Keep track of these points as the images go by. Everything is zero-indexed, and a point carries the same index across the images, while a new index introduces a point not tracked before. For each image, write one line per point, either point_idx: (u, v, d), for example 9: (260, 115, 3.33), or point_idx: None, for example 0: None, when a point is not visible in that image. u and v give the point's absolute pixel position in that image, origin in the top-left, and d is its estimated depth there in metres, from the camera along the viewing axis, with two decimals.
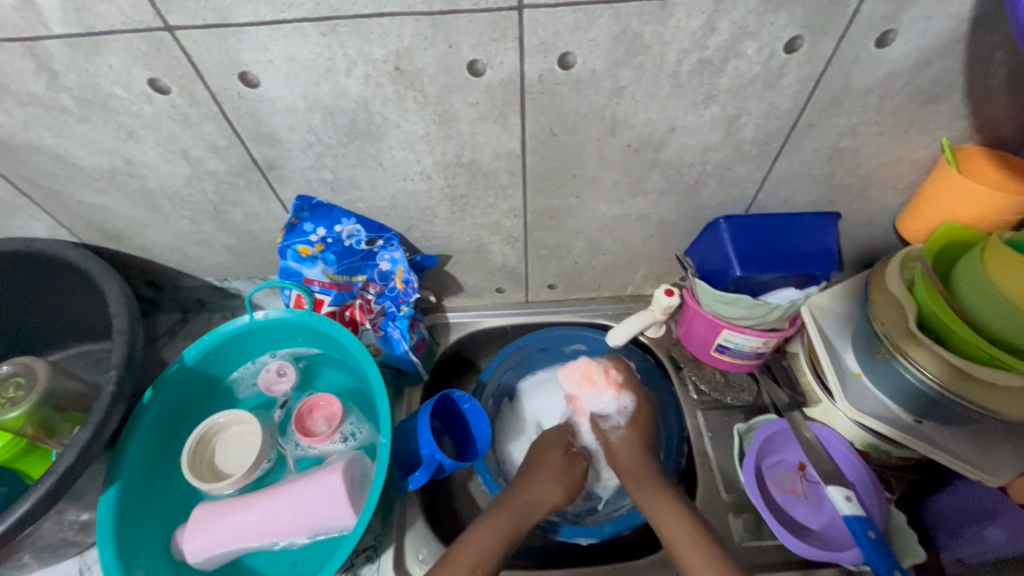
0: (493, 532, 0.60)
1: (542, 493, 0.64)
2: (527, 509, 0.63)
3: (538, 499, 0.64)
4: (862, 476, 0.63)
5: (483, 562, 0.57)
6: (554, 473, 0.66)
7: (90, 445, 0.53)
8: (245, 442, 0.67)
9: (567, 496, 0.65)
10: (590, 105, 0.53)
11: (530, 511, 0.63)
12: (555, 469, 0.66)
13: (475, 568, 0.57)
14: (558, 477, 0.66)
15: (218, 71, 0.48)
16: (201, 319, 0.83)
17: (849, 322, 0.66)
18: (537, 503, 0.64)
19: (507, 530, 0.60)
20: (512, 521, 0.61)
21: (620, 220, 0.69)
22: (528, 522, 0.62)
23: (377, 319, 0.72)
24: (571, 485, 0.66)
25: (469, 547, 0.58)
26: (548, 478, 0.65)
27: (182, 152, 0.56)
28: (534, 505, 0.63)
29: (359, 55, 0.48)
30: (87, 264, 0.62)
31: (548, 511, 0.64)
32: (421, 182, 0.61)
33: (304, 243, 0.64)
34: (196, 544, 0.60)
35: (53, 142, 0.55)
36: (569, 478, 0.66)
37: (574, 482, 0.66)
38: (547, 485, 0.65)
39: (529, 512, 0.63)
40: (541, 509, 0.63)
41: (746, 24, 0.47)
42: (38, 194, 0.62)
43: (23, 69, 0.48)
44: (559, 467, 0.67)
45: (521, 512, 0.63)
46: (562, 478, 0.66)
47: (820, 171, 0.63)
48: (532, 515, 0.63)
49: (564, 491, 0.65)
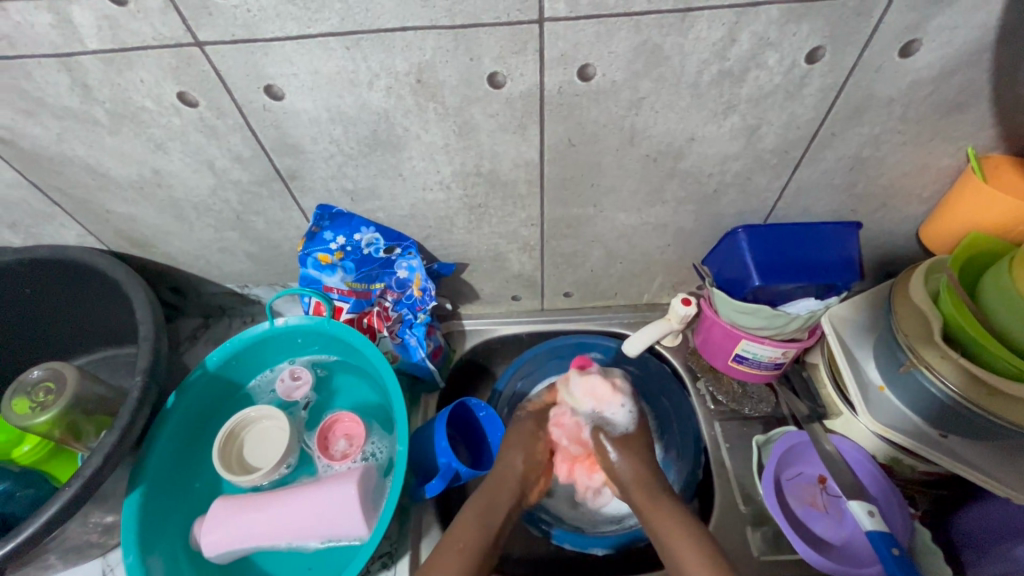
0: (472, 512, 0.58)
1: (507, 463, 0.62)
2: (500, 484, 0.60)
3: (502, 471, 0.61)
4: (887, 492, 0.63)
5: (468, 539, 0.55)
6: (515, 442, 0.63)
7: (115, 450, 0.54)
8: (273, 438, 0.68)
9: (534, 459, 0.63)
10: (609, 115, 0.54)
11: (503, 482, 0.61)
12: (510, 441, 0.64)
13: (461, 547, 0.55)
14: (518, 445, 0.63)
15: (245, 84, 0.50)
16: (221, 324, 0.85)
17: (871, 330, 0.66)
18: (508, 470, 0.61)
19: (485, 509, 0.58)
20: (490, 501, 0.59)
21: (638, 228, 0.69)
22: (506, 493, 0.60)
23: (395, 326, 0.72)
24: (534, 451, 0.63)
25: (457, 529, 0.56)
26: (507, 446, 0.63)
27: (208, 163, 0.58)
28: (503, 477, 0.61)
29: (382, 68, 0.48)
30: (115, 272, 0.64)
31: (522, 478, 0.61)
32: (439, 192, 0.62)
33: (324, 251, 0.65)
34: (212, 537, 0.60)
35: (85, 153, 0.56)
36: (530, 445, 0.63)
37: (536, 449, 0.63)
38: (510, 457, 0.62)
39: (504, 487, 0.60)
40: (510, 483, 0.61)
41: (767, 35, 0.47)
42: (69, 203, 0.63)
43: (58, 83, 0.49)
44: (516, 439, 0.64)
45: (495, 488, 0.60)
46: (522, 445, 0.63)
47: (841, 180, 0.62)
48: (508, 486, 0.60)
49: (525, 457, 0.62)
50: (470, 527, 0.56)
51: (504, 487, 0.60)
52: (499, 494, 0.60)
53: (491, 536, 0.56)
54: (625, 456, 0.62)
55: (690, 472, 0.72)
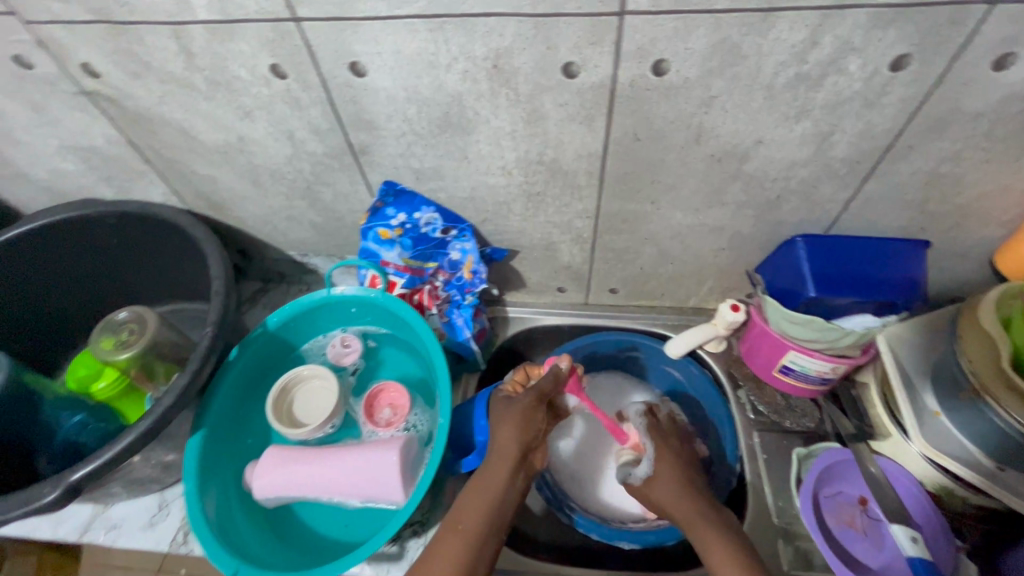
0: (472, 492, 0.57)
1: (505, 436, 0.60)
2: (495, 459, 0.59)
3: (499, 444, 0.59)
4: (933, 522, 0.60)
5: (470, 520, 0.55)
6: (510, 414, 0.61)
7: (183, 392, 0.59)
8: (323, 398, 0.71)
9: (530, 430, 0.60)
10: (678, 111, 0.54)
11: (501, 459, 0.58)
12: (502, 411, 0.62)
13: (459, 526, 0.55)
14: (511, 417, 0.60)
15: (332, 59, 0.52)
16: (280, 289, 0.89)
17: (929, 355, 0.63)
18: (504, 444, 0.59)
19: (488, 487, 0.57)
20: (486, 480, 0.57)
21: (693, 229, 0.68)
22: (503, 462, 0.58)
23: (443, 305, 0.74)
24: (529, 422, 0.60)
25: (458, 509, 0.57)
26: (499, 422, 0.61)
27: (288, 133, 0.61)
28: (501, 447, 0.59)
29: (461, 52, 0.50)
30: (194, 230, 0.69)
31: (519, 449, 0.59)
32: (501, 177, 0.63)
33: (385, 226, 0.68)
34: (260, 483, 0.64)
35: (181, 117, 0.61)
36: (523, 417, 0.60)
37: (532, 418, 0.61)
38: (504, 432, 0.60)
39: (501, 459, 0.59)
40: (507, 452, 0.59)
41: (851, 39, 0.46)
42: (160, 162, 0.68)
43: (167, 49, 0.53)
44: (506, 412, 0.61)
45: (493, 463, 0.59)
46: (517, 418, 0.60)
47: (914, 195, 0.60)
48: (507, 457, 0.58)
49: (520, 430, 0.59)
50: (474, 507, 0.56)
51: (503, 462, 0.58)
52: (498, 471, 0.58)
53: (493, 514, 0.56)
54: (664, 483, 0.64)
55: (724, 479, 0.71)
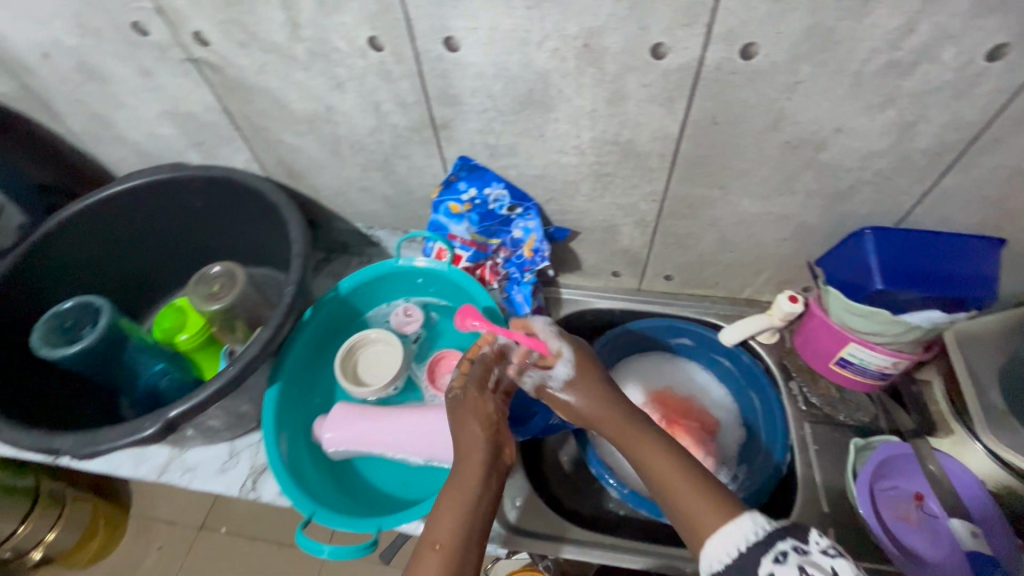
0: (443, 501, 0.49)
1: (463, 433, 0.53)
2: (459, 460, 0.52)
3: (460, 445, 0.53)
4: (994, 521, 0.60)
5: (444, 534, 0.46)
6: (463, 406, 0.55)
7: (267, 344, 0.63)
8: (385, 362, 0.75)
9: (488, 420, 0.54)
10: (761, 96, 0.55)
11: (466, 458, 0.51)
12: (456, 409, 0.56)
13: (435, 545, 0.46)
14: (468, 414, 0.54)
15: (428, 34, 0.55)
16: (341, 260, 0.92)
17: (1000, 354, 0.63)
18: (468, 440, 0.52)
19: (456, 494, 0.49)
20: (457, 487, 0.49)
21: (759, 217, 0.69)
22: (472, 458, 0.51)
23: (503, 281, 0.78)
24: (481, 409, 0.55)
25: (431, 522, 0.48)
26: (459, 429, 0.54)
27: (375, 105, 0.64)
28: (466, 450, 0.52)
29: (554, 29, 0.52)
30: (276, 196, 0.73)
31: (484, 443, 0.52)
32: (574, 156, 0.65)
33: (455, 201, 0.71)
34: (328, 436, 0.68)
35: (276, 86, 0.65)
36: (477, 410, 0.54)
37: (484, 405, 0.55)
38: (466, 430, 0.53)
39: (466, 459, 0.51)
40: (472, 447, 0.52)
41: (949, 27, 0.47)
42: (248, 129, 0.72)
43: (274, 20, 0.57)
44: (460, 408, 0.55)
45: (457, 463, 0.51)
46: (472, 414, 0.54)
47: (992, 191, 0.60)
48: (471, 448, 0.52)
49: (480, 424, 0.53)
50: (443, 519, 0.47)
51: (466, 459, 0.51)
52: (465, 471, 0.50)
53: (472, 524, 0.47)
54: (581, 391, 0.55)
55: (773, 465, 0.71)
